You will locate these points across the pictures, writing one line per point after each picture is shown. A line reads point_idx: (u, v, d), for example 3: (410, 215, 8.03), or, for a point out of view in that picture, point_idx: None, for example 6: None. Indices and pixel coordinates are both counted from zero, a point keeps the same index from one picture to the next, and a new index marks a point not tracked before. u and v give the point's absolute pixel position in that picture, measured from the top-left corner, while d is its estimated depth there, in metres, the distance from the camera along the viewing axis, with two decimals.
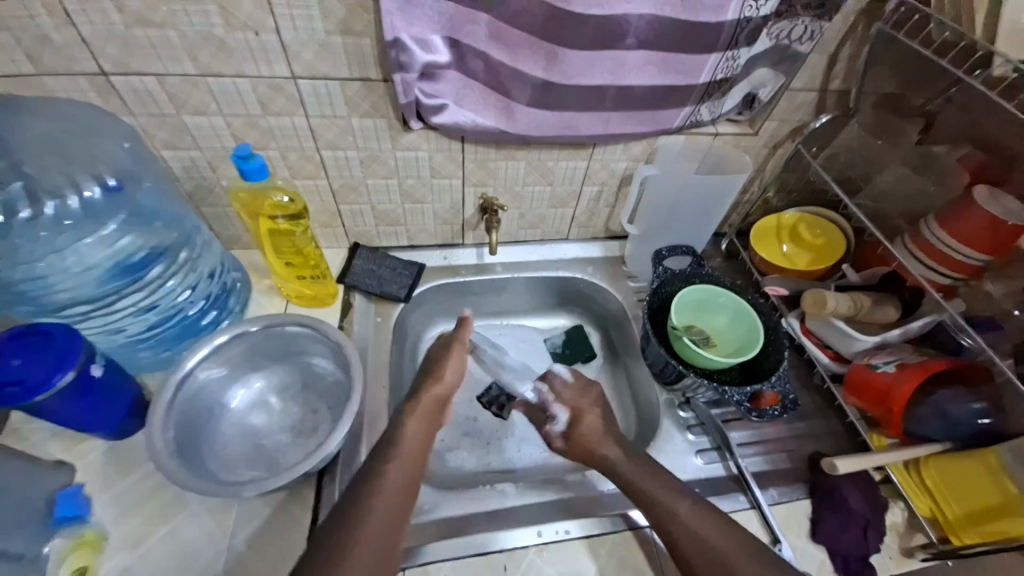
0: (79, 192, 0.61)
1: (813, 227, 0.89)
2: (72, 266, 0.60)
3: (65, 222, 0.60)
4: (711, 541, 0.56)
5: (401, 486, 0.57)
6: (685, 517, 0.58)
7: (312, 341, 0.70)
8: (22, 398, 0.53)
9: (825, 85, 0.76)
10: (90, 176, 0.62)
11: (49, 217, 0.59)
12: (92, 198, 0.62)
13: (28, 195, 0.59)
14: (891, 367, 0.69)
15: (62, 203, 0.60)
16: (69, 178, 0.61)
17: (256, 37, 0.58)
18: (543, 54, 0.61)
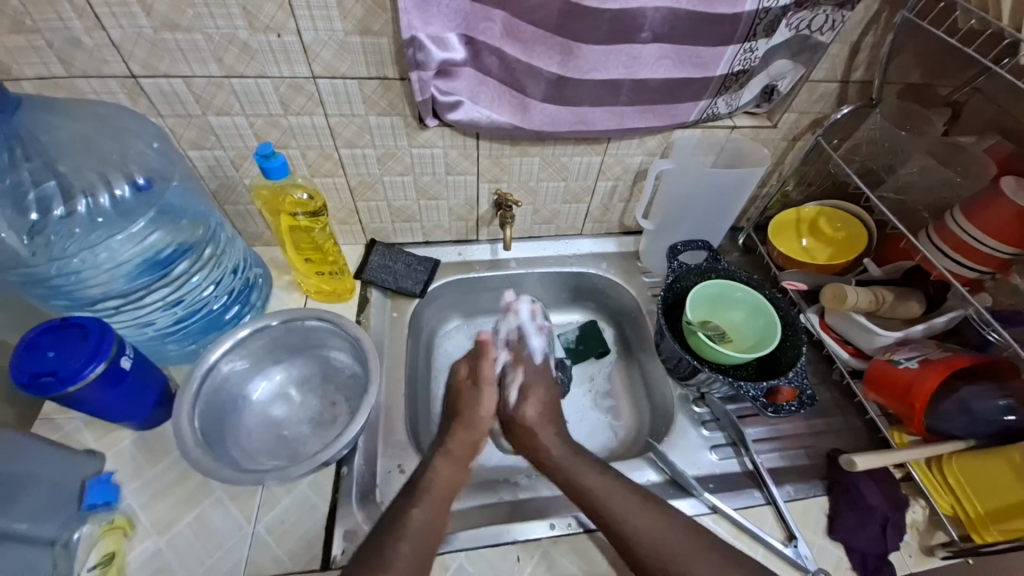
0: (111, 190, 0.63)
1: (834, 221, 0.87)
2: (104, 262, 0.62)
3: (97, 219, 0.63)
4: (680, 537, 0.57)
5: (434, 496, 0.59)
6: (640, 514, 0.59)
7: (330, 335, 0.72)
8: (57, 388, 0.55)
9: (847, 75, 0.75)
10: (121, 174, 0.64)
11: (82, 214, 0.62)
12: (122, 197, 0.64)
13: (62, 193, 0.61)
14: (914, 363, 0.68)
15: (94, 201, 0.63)
16: (101, 177, 0.63)
17: (278, 39, 0.59)
18: (558, 50, 0.62)
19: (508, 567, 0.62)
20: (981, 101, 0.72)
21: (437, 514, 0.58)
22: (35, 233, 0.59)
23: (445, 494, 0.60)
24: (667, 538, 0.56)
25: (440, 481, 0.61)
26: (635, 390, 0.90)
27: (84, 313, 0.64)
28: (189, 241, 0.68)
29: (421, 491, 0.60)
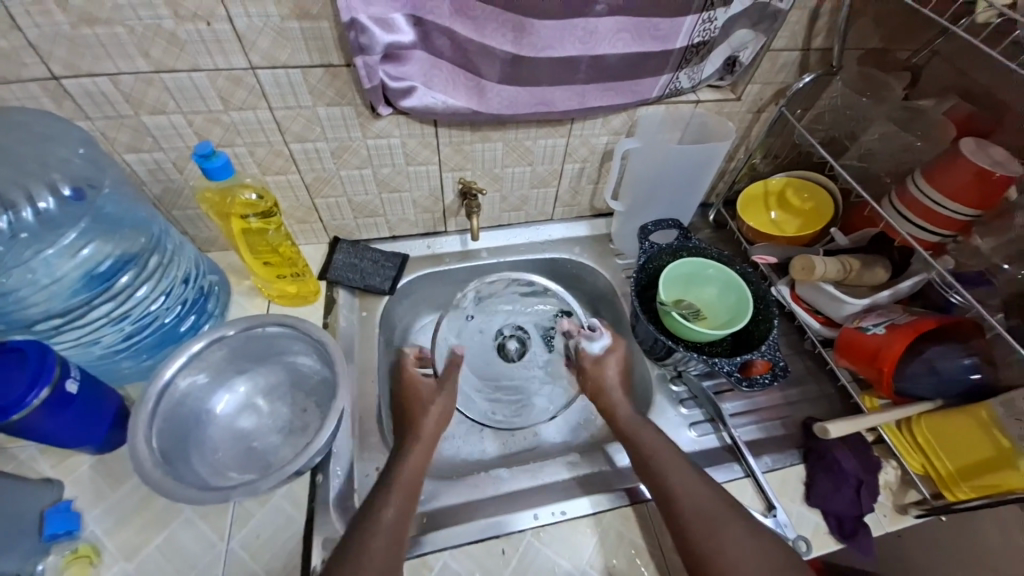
0: (33, 203, 0.58)
1: (801, 192, 0.87)
2: (41, 280, 0.58)
3: (21, 236, 0.57)
4: (700, 502, 0.59)
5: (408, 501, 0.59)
6: (680, 482, 0.60)
7: (294, 340, 0.69)
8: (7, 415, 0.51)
9: (807, 43, 0.74)
10: (45, 186, 0.59)
11: (3, 232, 0.57)
12: (47, 210, 0.59)
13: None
14: (881, 329, 0.69)
15: (15, 216, 0.57)
16: (24, 191, 0.58)
17: (208, 28, 0.55)
18: (511, 26, 0.59)
19: (494, 561, 0.61)
20: (940, 65, 0.72)
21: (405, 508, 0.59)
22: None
23: (410, 479, 0.62)
24: (695, 498, 0.59)
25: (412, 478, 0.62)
26: None
27: (21, 334, 0.59)
28: (131, 252, 0.64)
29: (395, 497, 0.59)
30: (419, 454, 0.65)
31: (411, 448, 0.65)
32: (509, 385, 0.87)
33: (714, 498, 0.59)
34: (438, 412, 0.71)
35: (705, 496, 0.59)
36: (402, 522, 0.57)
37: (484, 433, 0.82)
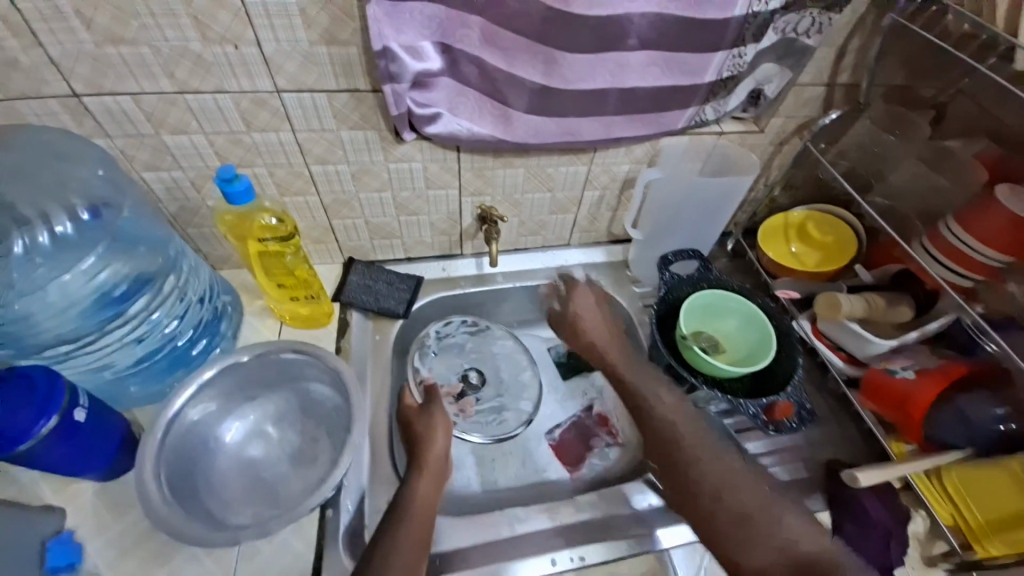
0: (51, 226, 0.58)
1: (822, 225, 0.85)
2: (53, 304, 0.56)
3: (37, 262, 0.57)
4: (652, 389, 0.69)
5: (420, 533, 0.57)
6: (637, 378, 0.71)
7: (308, 367, 0.67)
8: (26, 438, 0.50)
9: (833, 79, 0.73)
10: (62, 209, 0.58)
11: (19, 255, 0.56)
12: (64, 234, 0.58)
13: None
14: (910, 373, 0.68)
15: (31, 241, 0.57)
16: (40, 213, 0.57)
17: (236, 51, 0.54)
18: (542, 59, 0.58)
19: None
20: (965, 103, 0.69)
21: (417, 528, 0.58)
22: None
23: (422, 514, 0.60)
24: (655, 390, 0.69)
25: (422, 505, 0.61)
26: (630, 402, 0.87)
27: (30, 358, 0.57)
28: (146, 275, 0.63)
29: (408, 525, 0.57)
30: (429, 477, 0.64)
31: (418, 470, 0.64)
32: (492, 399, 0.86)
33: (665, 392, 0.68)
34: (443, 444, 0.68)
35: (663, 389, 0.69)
36: (417, 546, 0.56)
37: (495, 464, 0.80)
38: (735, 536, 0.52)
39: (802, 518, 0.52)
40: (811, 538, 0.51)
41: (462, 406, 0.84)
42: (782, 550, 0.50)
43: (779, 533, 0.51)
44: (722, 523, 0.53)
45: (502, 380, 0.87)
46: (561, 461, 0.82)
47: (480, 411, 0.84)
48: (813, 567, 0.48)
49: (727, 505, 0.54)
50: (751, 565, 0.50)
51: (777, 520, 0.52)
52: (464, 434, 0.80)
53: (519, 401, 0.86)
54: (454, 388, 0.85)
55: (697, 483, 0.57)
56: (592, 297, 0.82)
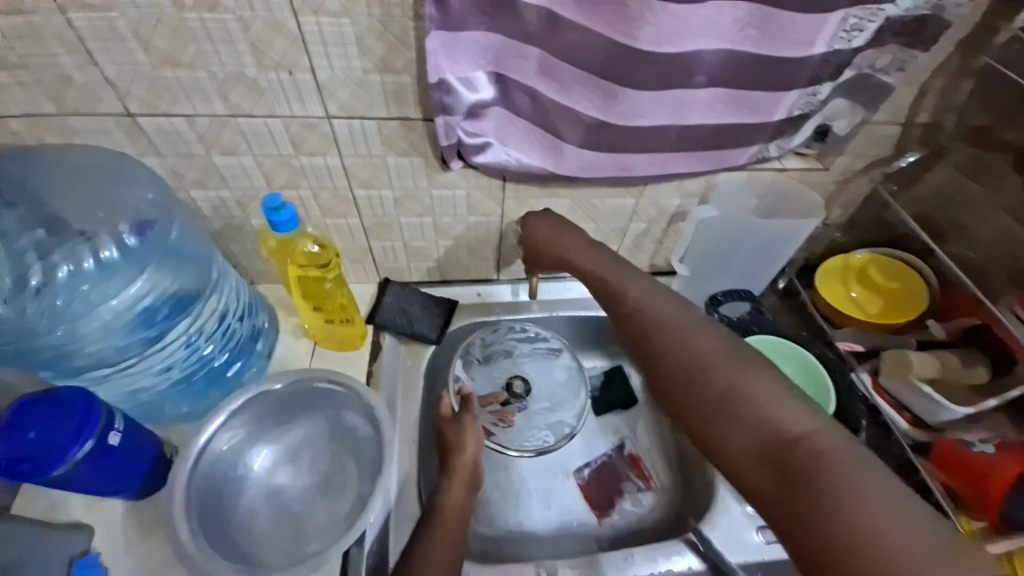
0: (96, 252, 0.57)
1: (887, 271, 0.78)
2: (94, 331, 0.56)
3: (82, 287, 0.56)
4: (648, 291, 0.59)
5: (452, 540, 0.58)
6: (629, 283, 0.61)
7: (341, 398, 0.66)
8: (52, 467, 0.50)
9: (911, 117, 0.68)
10: (108, 235, 0.57)
11: (62, 281, 0.55)
12: (109, 259, 0.57)
13: (40, 262, 0.55)
14: (989, 448, 0.65)
15: (76, 267, 0.56)
16: (88, 239, 0.57)
17: (289, 76, 0.53)
18: (602, 93, 0.54)
19: None
20: None
21: (450, 533, 0.59)
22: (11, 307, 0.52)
23: (456, 520, 0.60)
24: (652, 299, 0.58)
25: (456, 509, 0.61)
26: (667, 444, 0.83)
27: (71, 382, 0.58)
28: (187, 301, 0.62)
29: (439, 530, 0.58)
30: (459, 484, 0.64)
31: (449, 478, 0.65)
32: (533, 411, 0.82)
33: (661, 295, 0.59)
34: (473, 451, 0.67)
35: (662, 295, 0.59)
36: (452, 551, 0.57)
37: (522, 501, 0.77)
38: (717, 431, 0.47)
39: (790, 400, 0.45)
40: (798, 416, 0.44)
41: (502, 415, 0.81)
42: (767, 438, 0.44)
43: (763, 412, 0.45)
44: (704, 419, 0.48)
45: (547, 393, 0.83)
46: (590, 503, 0.78)
47: (519, 423, 0.81)
48: (800, 446, 0.42)
49: (706, 393, 0.49)
50: (734, 455, 0.45)
51: (760, 397, 0.46)
52: (501, 445, 0.77)
53: (560, 414, 0.82)
54: (497, 396, 0.81)
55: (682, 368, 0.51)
56: (548, 219, 0.69)
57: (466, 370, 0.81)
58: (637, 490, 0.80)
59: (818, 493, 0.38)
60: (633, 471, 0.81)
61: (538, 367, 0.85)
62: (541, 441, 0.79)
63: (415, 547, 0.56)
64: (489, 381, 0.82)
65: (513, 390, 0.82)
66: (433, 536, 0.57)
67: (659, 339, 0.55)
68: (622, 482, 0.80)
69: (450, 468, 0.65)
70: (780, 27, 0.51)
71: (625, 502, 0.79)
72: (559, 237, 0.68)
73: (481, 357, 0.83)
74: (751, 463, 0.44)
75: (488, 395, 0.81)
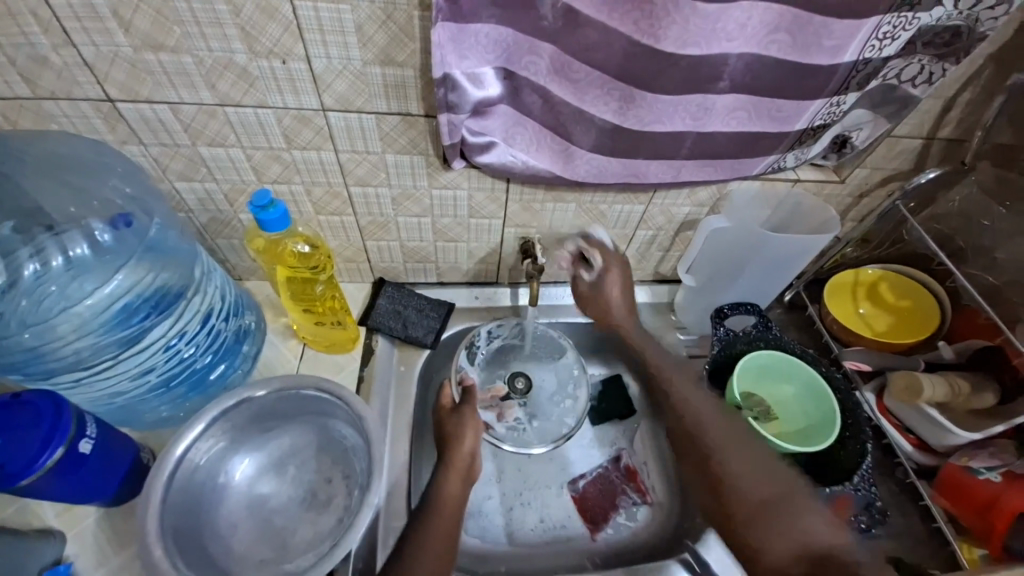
0: (64, 251, 0.54)
1: (898, 288, 0.77)
2: (64, 334, 0.52)
3: (50, 288, 0.52)
4: (706, 418, 0.62)
5: (446, 534, 0.55)
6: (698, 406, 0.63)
7: (330, 406, 0.63)
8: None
9: (933, 132, 0.65)
10: (78, 233, 0.54)
11: (28, 280, 0.52)
12: (80, 257, 0.54)
13: (4, 259, 0.51)
14: (996, 476, 0.62)
15: (43, 265, 0.53)
16: (55, 236, 0.53)
17: (284, 66, 0.50)
18: (617, 96, 0.51)
19: None
20: None
21: (446, 525, 0.56)
22: None
23: (454, 512, 0.57)
24: (713, 416, 0.62)
25: (453, 502, 0.58)
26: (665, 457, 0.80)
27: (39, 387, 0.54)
28: (166, 301, 0.58)
29: (435, 520, 0.56)
30: (457, 475, 0.61)
31: (445, 467, 0.61)
32: (533, 409, 0.80)
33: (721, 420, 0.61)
34: (472, 442, 0.64)
35: (720, 415, 0.62)
36: (448, 547, 0.54)
37: (513, 513, 0.74)
38: (749, 522, 0.51)
39: (820, 516, 0.51)
40: (829, 531, 0.49)
41: (501, 411, 0.79)
42: (796, 540, 0.48)
43: (798, 523, 0.50)
44: (739, 512, 0.53)
45: (549, 391, 0.82)
46: (583, 516, 0.76)
47: (518, 419, 0.79)
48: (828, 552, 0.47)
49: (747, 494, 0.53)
50: (759, 547, 0.50)
51: (796, 510, 0.51)
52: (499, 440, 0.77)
53: (560, 413, 0.80)
54: (497, 392, 0.80)
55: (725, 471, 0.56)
56: (620, 280, 0.74)
57: (469, 363, 0.79)
58: (634, 504, 0.77)
59: None
60: (629, 485, 0.78)
61: (543, 364, 0.83)
62: (540, 438, 0.78)
63: (409, 540, 0.54)
64: (490, 375, 0.81)
65: (515, 386, 0.81)
66: (427, 531, 0.54)
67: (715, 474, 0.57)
68: (618, 495, 0.78)
69: (447, 458, 0.62)
70: (811, 33, 0.48)
71: (621, 517, 0.76)
72: (617, 278, 0.74)
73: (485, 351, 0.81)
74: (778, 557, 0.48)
75: (489, 389, 0.80)
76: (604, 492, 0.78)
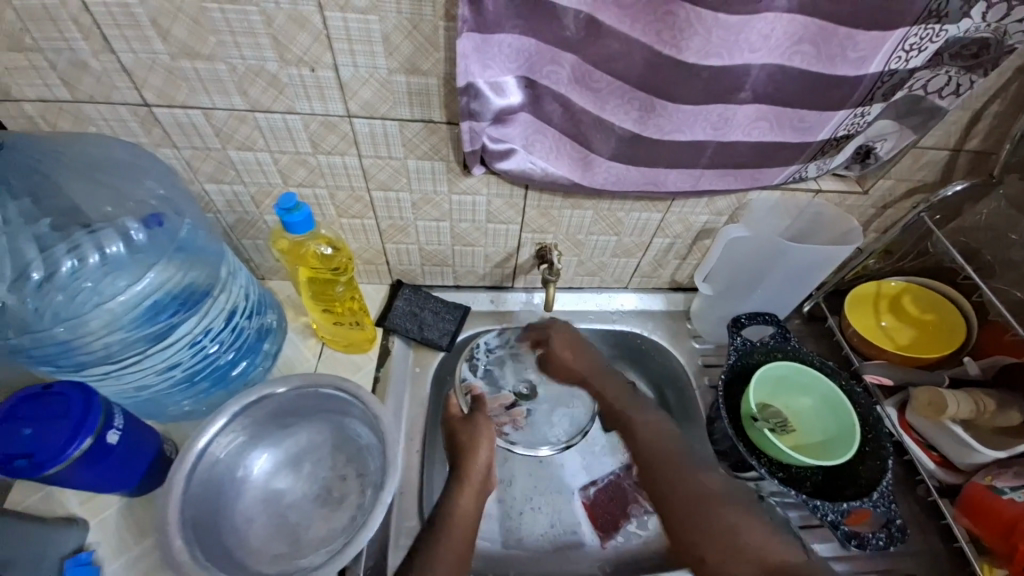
0: (101, 248, 0.55)
1: (920, 301, 0.76)
2: (96, 329, 0.54)
3: (84, 283, 0.54)
4: (660, 447, 0.69)
5: (459, 549, 0.56)
6: (645, 435, 0.71)
7: (348, 406, 0.64)
8: (26, 474, 0.49)
9: (961, 144, 0.64)
10: (114, 231, 0.56)
11: (65, 275, 0.54)
12: (114, 254, 0.56)
13: (43, 255, 0.53)
14: (1022, 497, 0.59)
15: (80, 261, 0.55)
16: (93, 233, 0.55)
17: (312, 73, 0.51)
18: (637, 105, 0.52)
19: None
20: None
21: (459, 540, 0.56)
22: (14, 298, 0.51)
23: (468, 528, 0.58)
24: (654, 439, 0.70)
25: (467, 518, 0.59)
26: None
27: (70, 377, 0.57)
28: (193, 299, 0.60)
29: (448, 537, 0.56)
30: (471, 492, 0.61)
31: (460, 485, 0.62)
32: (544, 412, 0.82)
33: (665, 441, 0.69)
34: (486, 456, 0.65)
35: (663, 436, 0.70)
36: (457, 561, 0.54)
37: (523, 518, 0.75)
38: (712, 554, 0.57)
39: (771, 534, 0.57)
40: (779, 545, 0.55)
41: (514, 416, 0.81)
42: (754, 563, 0.54)
43: (749, 541, 0.56)
44: (701, 541, 0.59)
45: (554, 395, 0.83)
46: (593, 524, 0.75)
47: (533, 424, 0.81)
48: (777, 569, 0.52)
49: (705, 522, 0.60)
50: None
51: (748, 534, 0.57)
52: (523, 446, 0.78)
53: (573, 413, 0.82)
54: (506, 399, 0.81)
55: (677, 491, 0.64)
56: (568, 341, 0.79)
57: (474, 372, 0.80)
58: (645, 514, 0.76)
59: None
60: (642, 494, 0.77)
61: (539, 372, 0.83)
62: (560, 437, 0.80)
63: (423, 548, 0.55)
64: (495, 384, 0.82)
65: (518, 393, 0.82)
66: (439, 543, 0.55)
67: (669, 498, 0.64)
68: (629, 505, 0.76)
69: (461, 472, 0.63)
70: (837, 44, 0.48)
71: (633, 528, 0.75)
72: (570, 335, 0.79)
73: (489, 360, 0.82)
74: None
75: (498, 397, 0.81)
76: (615, 502, 0.77)
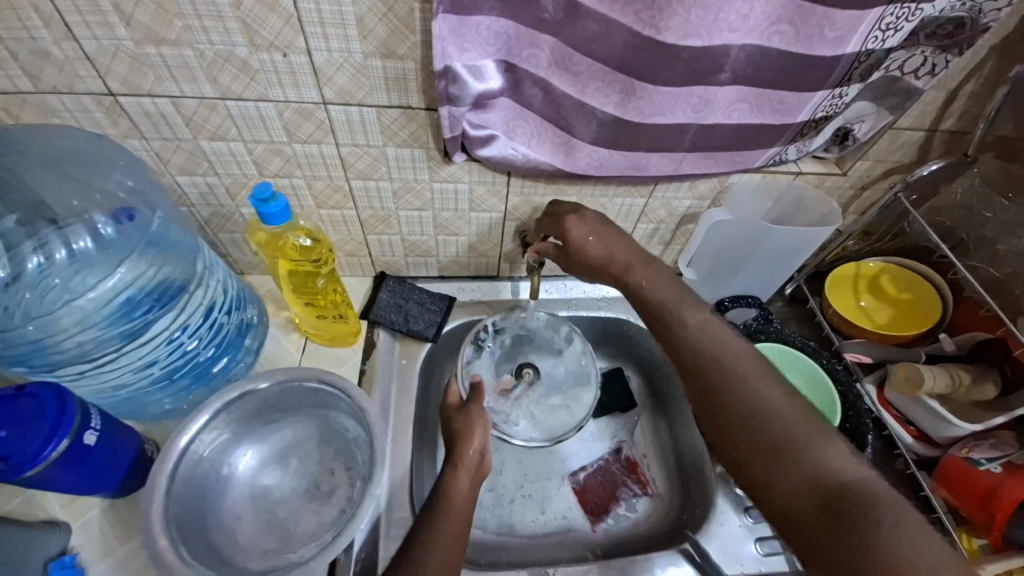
0: (68, 244, 0.54)
1: (898, 281, 0.77)
2: (68, 326, 0.52)
3: (53, 281, 0.53)
4: (717, 347, 0.53)
5: (454, 533, 0.54)
6: (693, 323, 0.55)
7: (333, 399, 0.63)
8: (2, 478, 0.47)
9: (936, 124, 0.65)
10: (82, 226, 0.54)
11: (32, 273, 0.52)
12: (83, 250, 0.54)
13: (8, 253, 0.51)
14: (998, 467, 0.61)
15: (48, 258, 0.53)
16: (59, 228, 0.53)
17: (284, 59, 0.50)
18: (618, 87, 0.51)
19: None
20: None
21: (456, 522, 0.56)
22: None
23: (464, 511, 0.57)
24: (710, 332, 0.54)
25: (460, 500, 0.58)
26: (664, 449, 0.81)
27: (44, 379, 0.55)
28: (170, 294, 0.58)
29: (444, 518, 0.55)
30: (466, 472, 0.60)
31: (456, 465, 0.60)
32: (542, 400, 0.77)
33: (725, 338, 0.54)
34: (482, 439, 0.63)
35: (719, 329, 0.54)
36: (454, 544, 0.53)
37: (515, 504, 0.75)
38: (761, 464, 0.46)
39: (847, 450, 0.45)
40: (848, 460, 0.44)
41: (511, 405, 0.76)
42: (812, 479, 0.44)
43: (813, 456, 0.45)
44: (750, 452, 0.47)
45: (557, 381, 0.79)
46: (584, 508, 0.76)
47: (530, 412, 0.76)
48: (852, 494, 0.42)
49: (762, 436, 0.47)
50: (773, 489, 0.45)
51: (820, 447, 0.45)
52: (515, 436, 0.73)
53: (573, 401, 0.77)
54: (505, 385, 0.77)
55: (729, 400, 0.50)
56: (594, 218, 0.62)
57: (475, 357, 0.77)
58: (633, 498, 0.78)
59: (866, 531, 0.39)
60: (631, 479, 0.79)
61: (545, 356, 0.80)
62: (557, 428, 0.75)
63: (416, 536, 0.54)
64: (496, 369, 0.78)
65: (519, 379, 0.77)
66: (433, 526, 0.54)
67: (718, 404, 0.50)
68: (618, 491, 0.78)
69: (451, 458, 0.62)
70: (814, 24, 0.48)
71: (621, 511, 0.77)
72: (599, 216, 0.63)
73: (494, 343, 0.79)
74: (796, 499, 0.44)
75: (497, 383, 0.77)
76: (603, 488, 0.78)
